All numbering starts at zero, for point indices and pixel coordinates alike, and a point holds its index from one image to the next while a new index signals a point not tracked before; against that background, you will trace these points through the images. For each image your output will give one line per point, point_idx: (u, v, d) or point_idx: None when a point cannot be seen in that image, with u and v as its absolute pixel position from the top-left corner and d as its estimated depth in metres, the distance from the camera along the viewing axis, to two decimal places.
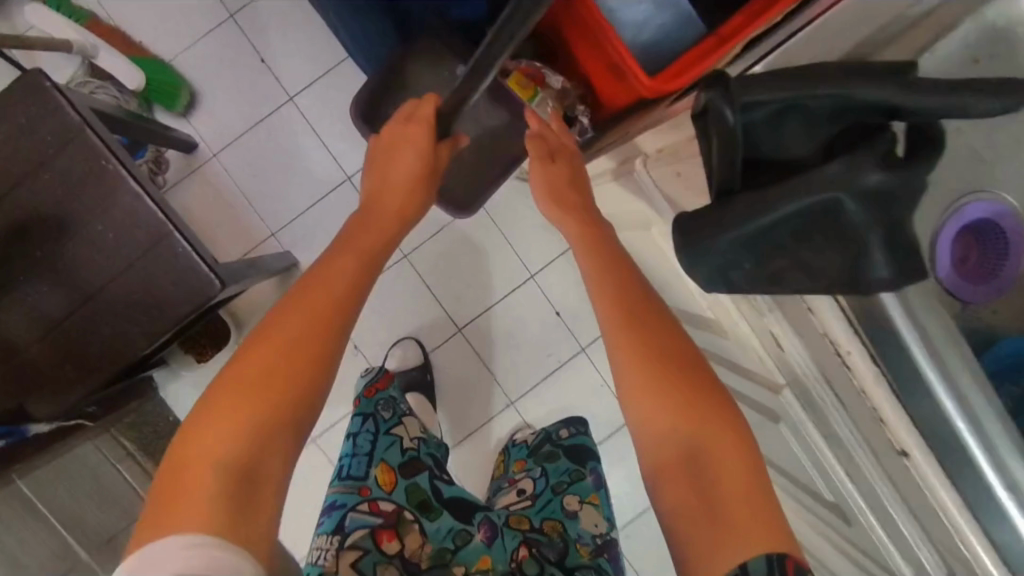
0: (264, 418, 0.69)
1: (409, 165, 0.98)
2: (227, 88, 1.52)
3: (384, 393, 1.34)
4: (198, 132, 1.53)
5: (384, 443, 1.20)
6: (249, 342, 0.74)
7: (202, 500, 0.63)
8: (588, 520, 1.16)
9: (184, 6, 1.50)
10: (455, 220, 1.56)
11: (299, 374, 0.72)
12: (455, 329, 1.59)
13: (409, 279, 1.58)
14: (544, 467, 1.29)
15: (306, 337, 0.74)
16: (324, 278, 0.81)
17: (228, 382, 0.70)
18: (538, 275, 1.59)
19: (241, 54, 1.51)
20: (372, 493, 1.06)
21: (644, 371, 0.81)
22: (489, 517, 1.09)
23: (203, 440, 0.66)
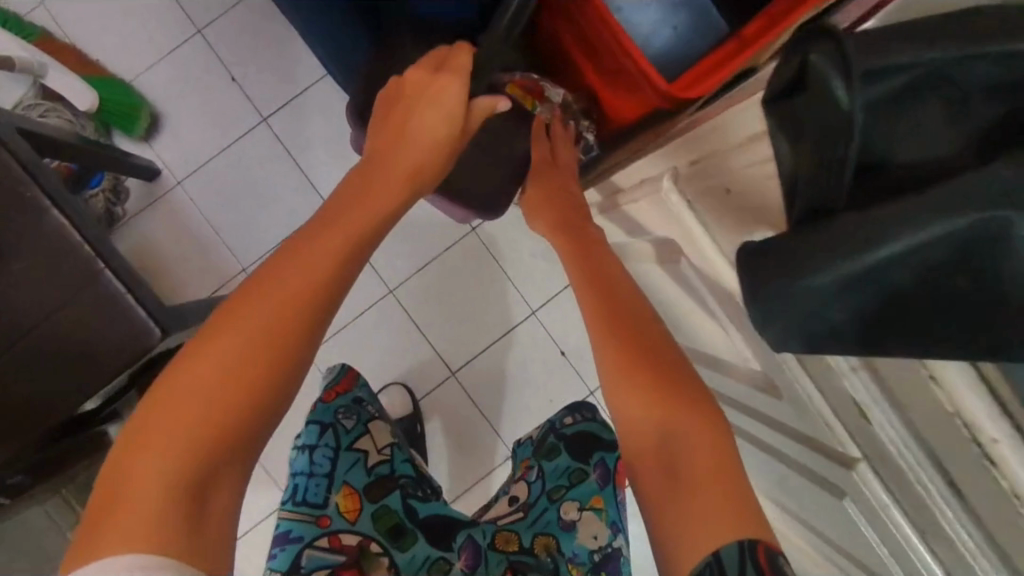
0: (221, 429, 0.53)
1: (433, 122, 0.82)
2: (194, 110, 1.38)
3: (340, 398, 1.05)
4: (162, 158, 1.38)
5: (343, 462, 0.99)
6: (207, 330, 0.58)
7: (139, 521, 0.48)
8: (587, 531, 1.00)
9: (147, 21, 1.37)
10: (446, 252, 1.41)
11: (269, 375, 0.56)
12: (447, 374, 1.42)
13: (396, 318, 1.41)
14: (541, 467, 1.06)
15: (282, 326, 0.58)
16: (318, 239, 0.65)
17: (179, 380, 0.54)
18: (539, 312, 1.42)
19: (210, 73, 1.38)
20: (333, 524, 0.92)
21: (619, 360, 0.75)
22: (471, 538, 0.96)
23: (142, 449, 0.51)
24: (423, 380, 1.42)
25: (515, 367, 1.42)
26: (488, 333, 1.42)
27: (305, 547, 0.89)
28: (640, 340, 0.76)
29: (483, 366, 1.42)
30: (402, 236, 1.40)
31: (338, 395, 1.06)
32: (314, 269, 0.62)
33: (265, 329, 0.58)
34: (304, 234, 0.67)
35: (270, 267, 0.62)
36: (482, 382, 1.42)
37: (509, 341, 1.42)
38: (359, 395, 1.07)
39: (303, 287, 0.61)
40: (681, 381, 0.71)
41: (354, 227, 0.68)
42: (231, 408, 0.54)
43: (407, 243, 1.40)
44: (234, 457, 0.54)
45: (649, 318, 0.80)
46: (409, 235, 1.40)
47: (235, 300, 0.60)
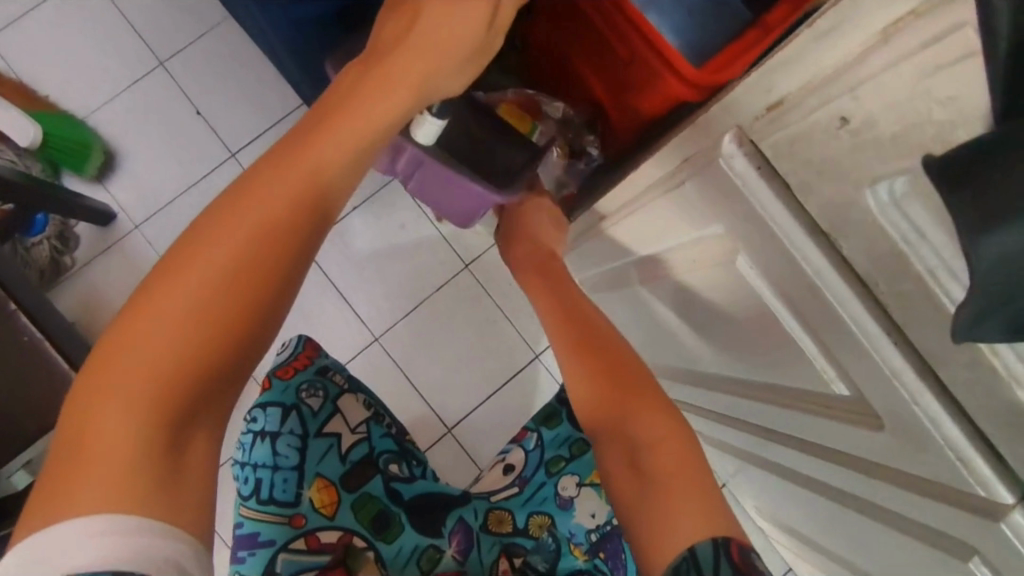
0: (191, 375, 0.45)
1: (450, 17, 0.55)
2: (154, 147, 1.25)
3: (305, 371, 0.80)
4: (118, 200, 1.24)
5: (315, 451, 0.77)
6: (174, 251, 0.47)
7: (111, 480, 0.42)
8: (586, 507, 0.81)
9: (104, 54, 1.26)
10: (437, 292, 1.26)
11: (245, 312, 0.47)
12: (444, 431, 1.23)
13: (382, 368, 1.24)
14: (540, 433, 0.84)
15: (257, 258, 0.47)
16: (304, 153, 0.51)
17: (139, 315, 0.45)
18: (545, 355, 1.27)
19: (173, 107, 1.26)
20: (309, 524, 0.73)
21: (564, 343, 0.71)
22: (462, 521, 0.80)
23: (101, 396, 0.43)
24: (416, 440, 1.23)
25: (517, 418, 1.25)
26: (488, 381, 1.25)
27: (279, 553, 0.71)
28: (576, 315, 0.74)
29: (482, 419, 1.24)
30: (385, 275, 1.26)
31: (303, 366, 0.81)
32: (298, 185, 0.50)
33: (236, 259, 0.47)
34: (290, 135, 0.53)
35: (246, 178, 0.50)
36: (483, 438, 1.24)
37: (511, 389, 1.25)
38: (327, 365, 0.82)
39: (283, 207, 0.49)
40: (623, 351, 0.69)
41: (349, 136, 0.53)
42: (200, 354, 0.45)
43: (393, 284, 1.26)
44: (210, 403, 0.47)
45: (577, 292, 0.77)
46: (395, 275, 1.26)
47: (204, 216, 0.49)
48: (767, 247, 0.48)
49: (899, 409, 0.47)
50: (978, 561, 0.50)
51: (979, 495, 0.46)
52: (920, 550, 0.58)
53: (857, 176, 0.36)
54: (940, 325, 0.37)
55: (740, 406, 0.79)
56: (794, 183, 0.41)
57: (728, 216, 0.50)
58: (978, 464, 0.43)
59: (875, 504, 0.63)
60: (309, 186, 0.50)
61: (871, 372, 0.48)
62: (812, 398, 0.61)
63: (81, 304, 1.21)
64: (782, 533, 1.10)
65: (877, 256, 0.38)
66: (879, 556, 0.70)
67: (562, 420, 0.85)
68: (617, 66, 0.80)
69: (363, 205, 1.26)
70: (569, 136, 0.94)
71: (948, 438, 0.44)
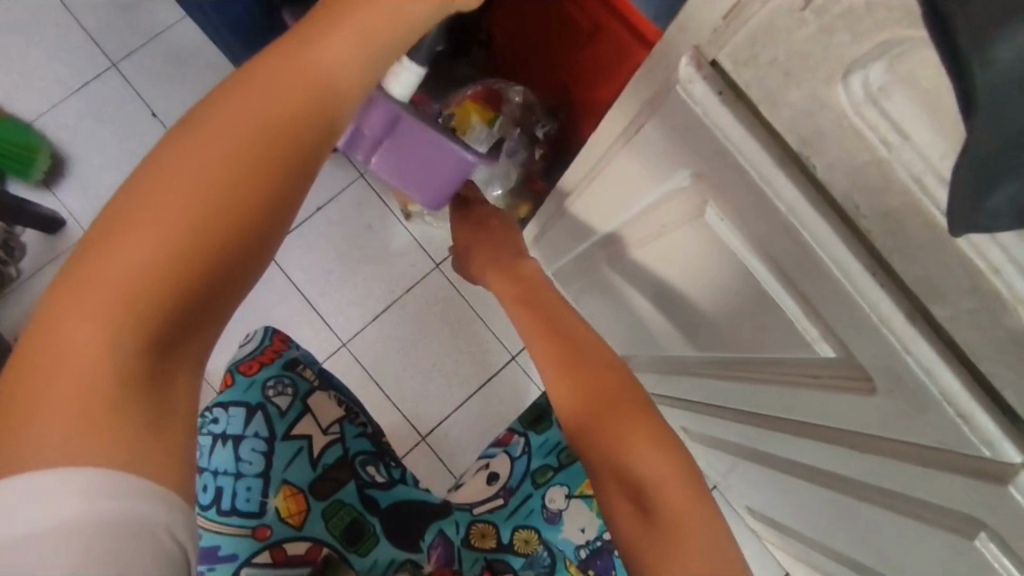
0: (173, 302, 0.38)
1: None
2: (106, 150, 1.19)
3: (270, 366, 0.76)
4: (67, 206, 1.17)
5: (281, 456, 0.71)
6: (153, 161, 0.40)
7: (80, 425, 0.36)
8: (575, 522, 0.78)
9: (53, 57, 1.21)
10: (408, 294, 1.20)
11: (236, 233, 0.40)
12: (418, 439, 1.17)
13: (352, 376, 1.18)
14: (527, 438, 0.82)
15: (251, 172, 0.40)
16: (299, 70, 0.42)
17: (112, 231, 0.38)
18: (521, 356, 1.21)
19: (126, 109, 1.21)
20: (275, 535, 0.68)
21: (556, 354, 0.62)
22: (442, 533, 0.75)
23: (67, 323, 0.37)
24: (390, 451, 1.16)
25: (495, 425, 1.19)
26: (463, 386, 1.19)
27: (243, 567, 0.66)
28: (547, 323, 0.65)
29: (459, 426, 1.18)
30: (353, 278, 1.20)
31: (270, 361, 0.77)
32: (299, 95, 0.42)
33: (227, 170, 0.40)
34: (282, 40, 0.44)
35: (235, 83, 0.43)
36: (460, 445, 1.17)
37: (488, 394, 1.19)
38: (296, 359, 0.77)
39: (284, 115, 0.42)
40: (598, 368, 0.61)
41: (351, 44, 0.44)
42: (182, 278, 0.38)
43: (361, 287, 1.20)
44: (192, 335, 0.40)
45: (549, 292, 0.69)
46: (363, 277, 1.20)
47: (185, 122, 0.41)
48: (738, 190, 0.43)
49: (889, 364, 0.42)
50: (986, 537, 0.46)
51: (982, 458, 0.41)
52: (922, 532, 0.53)
53: (827, 71, 0.32)
54: (931, 246, 0.33)
55: (722, 388, 0.73)
56: (761, 97, 0.37)
57: (697, 160, 0.46)
58: (979, 418, 0.39)
59: (871, 485, 0.58)
60: (316, 97, 0.43)
61: (856, 323, 0.42)
62: (798, 366, 0.56)
63: (28, 317, 1.14)
64: (775, 534, 1.04)
65: (858, 170, 0.34)
66: (879, 545, 0.65)
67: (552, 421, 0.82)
68: (573, 50, 0.78)
69: (327, 206, 1.21)
70: (532, 120, 0.91)
71: (944, 391, 0.39)
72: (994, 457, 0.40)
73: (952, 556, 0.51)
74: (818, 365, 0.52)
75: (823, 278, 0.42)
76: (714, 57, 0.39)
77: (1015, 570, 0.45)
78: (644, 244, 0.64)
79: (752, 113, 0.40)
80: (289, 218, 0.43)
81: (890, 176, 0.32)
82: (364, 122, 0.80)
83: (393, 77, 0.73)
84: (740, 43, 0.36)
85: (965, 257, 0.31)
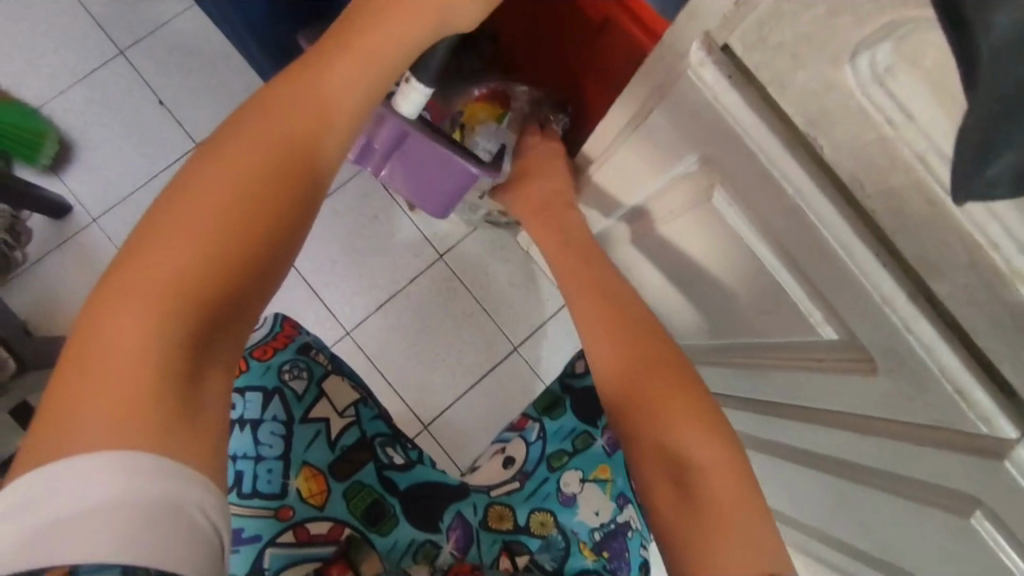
0: (206, 295, 0.40)
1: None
2: (112, 137, 1.20)
3: (285, 350, 0.76)
4: (73, 192, 1.18)
5: (300, 439, 0.72)
6: (178, 184, 0.43)
7: (122, 413, 0.36)
8: (589, 505, 0.80)
9: (61, 43, 1.21)
10: (412, 284, 1.21)
11: (262, 232, 0.42)
12: (420, 428, 1.18)
13: (355, 364, 1.19)
14: (542, 424, 0.86)
15: (271, 179, 0.44)
16: (309, 96, 0.47)
17: (146, 243, 0.40)
18: (523, 347, 1.22)
19: (133, 96, 1.21)
20: (297, 515, 0.68)
21: (613, 338, 0.63)
22: (461, 515, 0.75)
23: (103, 321, 0.38)
24: None
25: (497, 415, 1.20)
26: (465, 376, 1.20)
27: (267, 547, 0.67)
28: (608, 308, 0.65)
29: (461, 415, 1.19)
30: (357, 267, 1.21)
31: (284, 346, 0.77)
32: (312, 116, 0.47)
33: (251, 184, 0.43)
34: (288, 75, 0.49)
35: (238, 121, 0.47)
36: (462, 434, 1.18)
37: (490, 384, 1.20)
38: (308, 343, 0.78)
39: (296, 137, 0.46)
40: (648, 352, 0.61)
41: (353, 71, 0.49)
42: (216, 272, 0.40)
43: (365, 276, 1.21)
44: (224, 333, 0.42)
45: (593, 278, 0.69)
46: (367, 266, 1.21)
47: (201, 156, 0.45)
48: (746, 173, 0.45)
49: (889, 343, 0.43)
50: (981, 516, 0.47)
51: (979, 434, 0.42)
52: (918, 514, 0.55)
53: (834, 52, 0.33)
54: (931, 222, 0.34)
55: (727, 376, 0.75)
56: (769, 79, 0.38)
57: (705, 144, 0.47)
58: (976, 395, 0.40)
59: (870, 468, 0.59)
60: (326, 118, 0.47)
61: (858, 303, 0.44)
62: (802, 351, 0.57)
63: (33, 301, 1.15)
64: (773, 525, 1.06)
65: (863, 149, 0.35)
66: (876, 530, 0.66)
67: (565, 410, 0.86)
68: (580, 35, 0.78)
69: (333, 195, 1.22)
70: (541, 116, 0.91)
71: (943, 367, 0.41)
72: (989, 434, 0.41)
73: (947, 536, 0.52)
74: (822, 348, 0.54)
75: (827, 259, 0.43)
76: (724, 42, 0.40)
77: (1008, 547, 0.46)
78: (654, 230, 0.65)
79: (760, 97, 0.41)
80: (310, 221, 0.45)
81: (894, 154, 0.33)
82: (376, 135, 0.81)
83: (403, 97, 0.72)
84: (750, 27, 0.37)
85: (966, 232, 0.33)
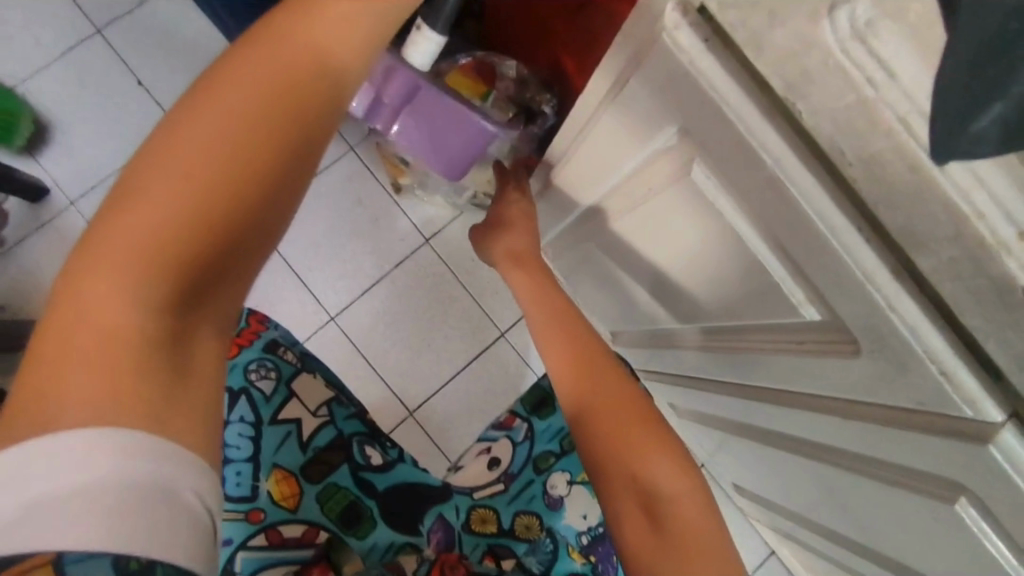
0: (191, 270, 0.37)
1: None
2: (90, 118, 1.17)
3: (250, 350, 0.73)
4: (51, 174, 1.15)
5: (270, 439, 0.69)
6: (165, 126, 0.39)
7: (104, 391, 0.34)
8: (575, 509, 0.79)
9: (36, 21, 1.18)
10: (397, 269, 1.19)
11: (255, 203, 0.39)
12: (405, 415, 1.16)
13: (340, 350, 1.17)
14: (530, 424, 0.85)
15: (267, 142, 0.39)
16: (311, 38, 0.42)
17: (127, 197, 0.37)
18: (510, 333, 1.21)
19: (111, 75, 1.18)
20: (269, 518, 0.65)
21: (575, 374, 0.67)
22: (441, 518, 0.75)
23: (84, 283, 0.36)
24: None
25: (484, 401, 1.18)
26: (451, 363, 1.18)
27: (239, 551, 0.63)
28: (570, 343, 0.69)
29: (448, 402, 1.17)
30: (342, 251, 1.18)
31: (248, 343, 0.74)
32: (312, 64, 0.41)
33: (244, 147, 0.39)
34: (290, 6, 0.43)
35: (239, 55, 0.41)
36: (448, 420, 1.17)
37: (477, 370, 1.19)
38: (275, 340, 0.75)
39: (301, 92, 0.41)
40: (604, 382, 0.66)
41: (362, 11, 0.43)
42: (204, 245, 0.37)
43: (349, 261, 1.18)
44: (210, 302, 0.40)
45: (559, 302, 0.72)
46: (352, 251, 1.19)
47: (190, 91, 0.40)
48: (726, 144, 0.43)
49: (873, 324, 0.42)
50: (966, 502, 0.46)
51: (965, 419, 0.40)
52: (902, 500, 0.53)
53: (812, 7, 0.31)
54: (914, 191, 0.32)
55: (711, 363, 0.74)
56: (746, 40, 0.36)
57: (685, 115, 0.45)
58: (962, 376, 0.38)
59: (851, 453, 0.58)
60: (328, 66, 0.42)
61: (840, 282, 0.42)
62: (782, 332, 0.55)
63: (11, 286, 1.12)
64: (761, 513, 1.05)
65: (843, 114, 0.33)
66: (862, 518, 0.65)
67: (555, 408, 0.86)
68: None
69: (317, 178, 1.19)
70: (526, 95, 0.90)
71: (928, 349, 0.39)
72: (975, 417, 0.39)
73: (932, 523, 0.51)
74: (801, 329, 0.52)
75: (808, 235, 0.41)
76: (700, 2, 0.38)
77: (992, 534, 0.45)
78: (629, 210, 0.64)
79: (737, 61, 0.39)
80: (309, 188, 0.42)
81: (874, 117, 0.31)
82: (386, 89, 0.86)
83: (415, 46, 0.75)
84: None
85: (950, 201, 0.31)
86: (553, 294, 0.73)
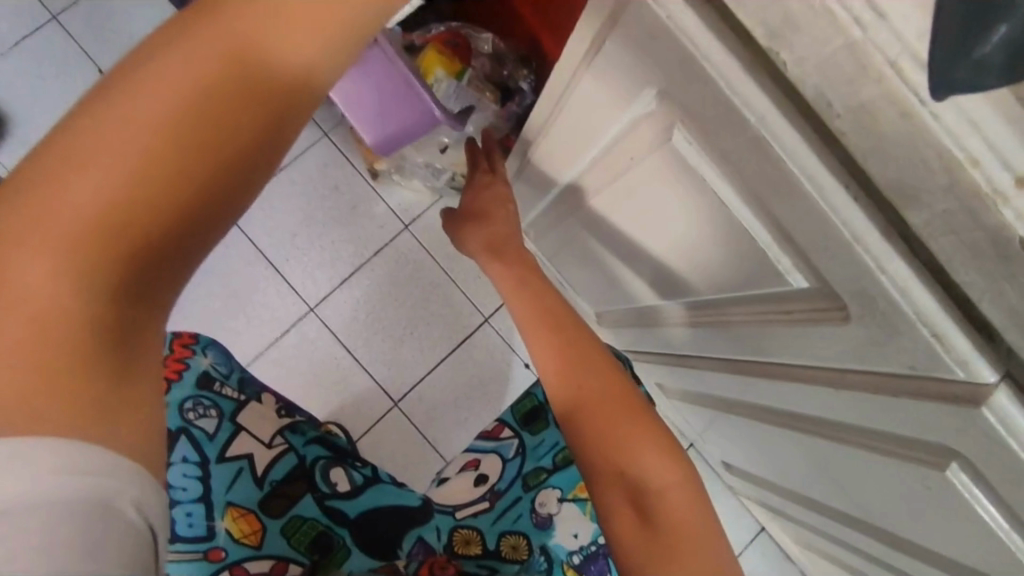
0: (128, 280, 0.38)
1: None
2: (50, 108, 1.12)
3: (184, 388, 0.75)
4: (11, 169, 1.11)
5: (220, 479, 0.72)
6: (92, 111, 0.36)
7: (40, 390, 0.36)
8: (567, 527, 0.83)
9: None
10: (376, 257, 1.16)
11: (187, 222, 0.39)
12: (390, 405, 1.14)
13: (320, 341, 1.14)
14: (521, 439, 0.88)
15: (204, 161, 0.38)
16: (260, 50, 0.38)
17: (49, 181, 0.36)
18: (495, 318, 1.18)
19: (70, 64, 1.13)
20: (231, 556, 0.68)
21: (566, 369, 0.65)
22: (421, 541, 0.78)
23: (13, 269, 0.36)
24: (360, 416, 1.13)
25: (469, 388, 1.16)
26: (435, 350, 1.16)
27: None
28: (562, 337, 0.66)
29: (433, 390, 1.15)
30: (319, 240, 1.15)
31: (179, 377, 0.76)
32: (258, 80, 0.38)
33: (175, 144, 0.37)
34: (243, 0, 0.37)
35: (178, 38, 0.37)
36: (434, 408, 1.15)
37: (462, 358, 1.17)
38: (205, 373, 0.77)
39: (237, 84, 0.38)
40: (593, 377, 0.64)
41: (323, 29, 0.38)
42: (133, 241, 0.38)
43: (327, 250, 1.15)
44: (154, 299, 0.40)
45: (546, 294, 0.69)
46: (329, 239, 1.16)
47: (120, 73, 0.37)
48: (709, 103, 0.41)
49: (861, 288, 0.40)
50: (957, 468, 0.45)
51: (960, 383, 0.39)
52: (892, 469, 0.52)
53: None
54: (906, 140, 0.31)
55: (701, 341, 0.73)
56: None
57: (666, 73, 0.43)
58: (953, 338, 0.37)
59: (852, 427, 0.56)
60: (278, 89, 0.39)
61: (828, 243, 0.40)
62: (771, 302, 0.54)
63: None
64: (752, 492, 1.04)
65: (830, 60, 0.31)
66: (852, 489, 0.64)
67: (546, 423, 0.89)
68: None
69: (291, 165, 1.16)
70: (502, 73, 0.90)
71: (918, 309, 0.37)
72: (966, 380, 0.38)
73: (923, 490, 0.50)
74: (788, 297, 0.51)
75: (794, 196, 0.40)
76: None
77: (984, 500, 0.44)
78: (607, 184, 0.62)
79: (719, 15, 0.37)
80: (256, 192, 0.42)
81: (863, 63, 0.30)
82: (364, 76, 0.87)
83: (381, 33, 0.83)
84: None
85: (943, 147, 0.30)
86: (536, 288, 0.69)
